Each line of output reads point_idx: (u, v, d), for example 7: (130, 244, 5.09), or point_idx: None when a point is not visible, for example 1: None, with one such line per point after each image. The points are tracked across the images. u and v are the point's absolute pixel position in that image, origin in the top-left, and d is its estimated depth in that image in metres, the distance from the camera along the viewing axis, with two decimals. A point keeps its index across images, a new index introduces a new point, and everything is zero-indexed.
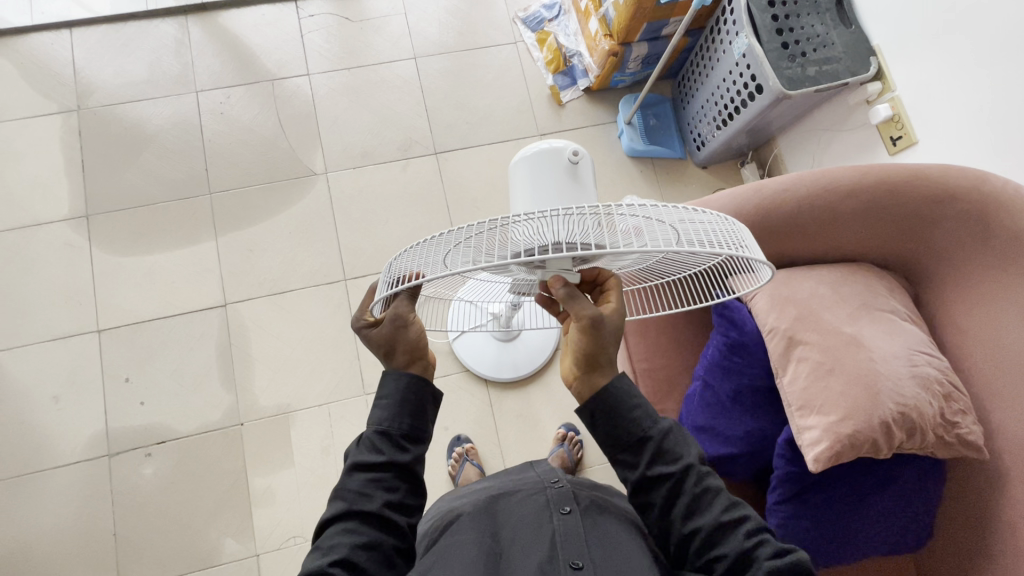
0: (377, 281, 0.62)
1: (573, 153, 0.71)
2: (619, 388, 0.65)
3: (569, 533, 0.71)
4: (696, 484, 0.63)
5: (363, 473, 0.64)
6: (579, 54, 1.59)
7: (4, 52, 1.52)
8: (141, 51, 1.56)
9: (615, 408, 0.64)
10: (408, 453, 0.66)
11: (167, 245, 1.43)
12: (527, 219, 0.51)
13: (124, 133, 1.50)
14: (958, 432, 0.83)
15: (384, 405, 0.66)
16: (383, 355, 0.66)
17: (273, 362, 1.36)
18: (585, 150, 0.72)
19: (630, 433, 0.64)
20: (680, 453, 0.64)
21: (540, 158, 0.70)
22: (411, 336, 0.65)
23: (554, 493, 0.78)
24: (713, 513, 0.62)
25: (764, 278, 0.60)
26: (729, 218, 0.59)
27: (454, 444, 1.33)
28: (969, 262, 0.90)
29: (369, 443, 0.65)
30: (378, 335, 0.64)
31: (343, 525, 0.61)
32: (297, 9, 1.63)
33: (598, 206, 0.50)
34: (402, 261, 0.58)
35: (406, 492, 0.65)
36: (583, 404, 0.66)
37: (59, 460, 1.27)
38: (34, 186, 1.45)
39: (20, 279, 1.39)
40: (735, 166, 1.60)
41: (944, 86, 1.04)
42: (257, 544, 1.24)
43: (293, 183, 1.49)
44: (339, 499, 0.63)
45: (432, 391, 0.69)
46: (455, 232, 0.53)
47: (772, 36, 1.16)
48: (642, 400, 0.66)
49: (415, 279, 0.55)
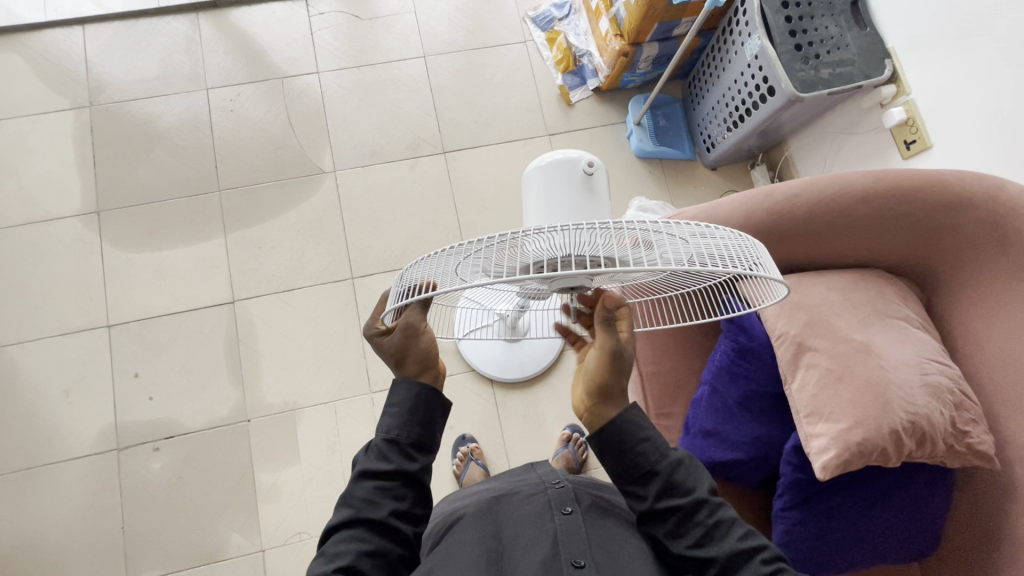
0: (388, 291, 0.62)
1: (587, 164, 0.75)
2: (630, 420, 0.66)
3: (571, 532, 0.70)
4: (708, 515, 0.64)
5: (371, 480, 0.64)
6: (590, 53, 1.58)
7: (18, 48, 1.53)
8: (153, 48, 1.57)
9: (623, 442, 0.66)
10: (416, 462, 0.66)
11: (176, 242, 1.44)
12: (539, 233, 0.51)
13: (136, 130, 1.51)
14: (969, 441, 0.82)
15: (394, 413, 0.66)
16: (394, 363, 0.66)
17: (281, 359, 1.37)
18: (602, 162, 0.76)
19: (639, 467, 0.66)
20: (690, 485, 0.65)
21: (556, 167, 0.75)
22: (422, 346, 0.65)
23: (555, 493, 0.77)
24: (728, 543, 0.63)
25: (782, 295, 0.60)
26: (744, 235, 0.59)
27: (459, 444, 1.34)
28: (984, 270, 0.89)
29: (377, 451, 0.65)
30: (390, 343, 0.64)
31: (349, 532, 0.61)
32: (308, 7, 1.63)
33: (609, 221, 0.50)
34: (414, 271, 0.58)
35: (412, 500, 0.65)
36: (594, 433, 0.67)
37: (69, 454, 1.29)
38: (47, 181, 1.46)
39: (32, 273, 1.40)
40: (745, 167, 1.59)
41: (961, 90, 1.02)
42: (263, 539, 1.24)
43: (302, 180, 1.50)
44: (346, 505, 0.63)
45: (442, 401, 0.69)
46: (466, 244, 0.53)
47: (785, 37, 1.14)
48: (652, 432, 0.67)
49: (428, 289, 0.55)
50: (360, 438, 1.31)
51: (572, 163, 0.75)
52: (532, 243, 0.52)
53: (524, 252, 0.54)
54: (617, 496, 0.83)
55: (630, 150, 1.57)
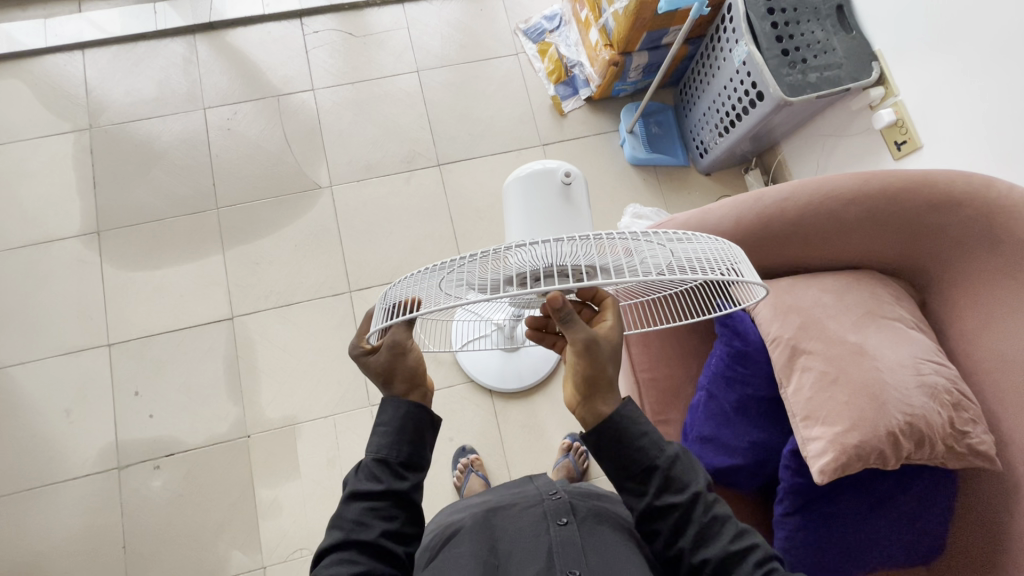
0: (374, 308, 0.62)
1: (565, 174, 0.83)
2: (625, 417, 0.64)
3: (567, 545, 0.70)
4: (704, 514, 0.62)
5: (361, 501, 0.63)
6: (580, 64, 1.60)
7: (20, 74, 1.56)
8: (151, 70, 1.59)
9: (623, 437, 0.64)
10: (406, 481, 0.66)
11: (175, 260, 1.46)
12: (523, 247, 0.51)
13: (135, 151, 1.53)
14: (969, 442, 0.81)
15: (383, 432, 0.66)
16: (382, 382, 0.67)
17: (280, 374, 1.37)
18: (578, 172, 0.84)
19: (636, 462, 0.64)
20: (687, 482, 0.64)
21: (535, 176, 0.84)
22: (409, 364, 0.66)
23: (551, 504, 0.77)
24: (722, 542, 0.61)
25: (763, 296, 0.61)
26: (722, 241, 0.60)
27: (459, 456, 1.33)
28: (976, 269, 0.89)
29: (367, 472, 0.65)
30: (375, 362, 0.64)
31: (340, 554, 0.61)
32: (303, 26, 1.66)
33: (592, 234, 0.51)
34: (402, 288, 0.59)
35: (403, 520, 0.64)
36: (591, 430, 0.65)
37: (69, 474, 1.29)
38: (48, 203, 1.48)
39: (33, 293, 1.42)
40: (739, 172, 1.60)
41: (950, 90, 1.03)
42: (264, 556, 1.24)
43: (299, 196, 1.51)
44: (337, 528, 0.62)
45: (430, 418, 0.69)
46: (451, 259, 0.54)
47: (772, 43, 1.15)
48: (649, 428, 0.65)
49: (413, 307, 0.55)
50: (358, 452, 1.31)
51: (552, 173, 0.84)
52: (515, 257, 0.53)
53: (507, 264, 0.54)
54: (615, 504, 0.82)
55: (624, 158, 1.58)
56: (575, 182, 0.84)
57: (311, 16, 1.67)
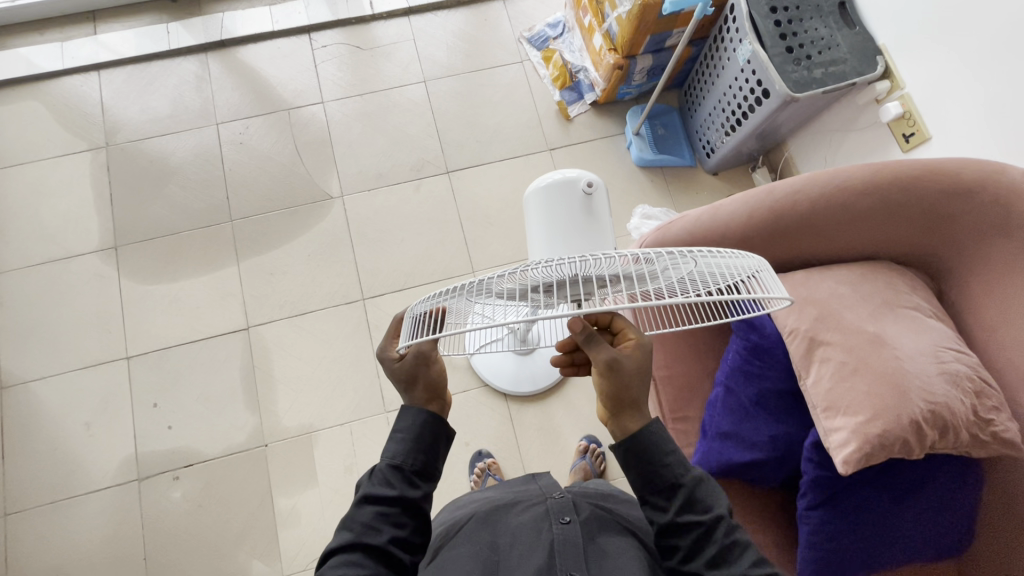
0: (404, 314, 0.65)
1: (587, 184, 0.96)
2: (655, 435, 0.65)
3: (568, 543, 0.70)
4: (726, 535, 0.63)
5: (373, 505, 0.63)
6: (585, 70, 1.62)
7: (39, 96, 1.60)
8: (165, 88, 1.63)
9: (651, 453, 0.65)
10: (418, 490, 0.66)
11: (190, 274, 1.48)
12: (543, 266, 0.52)
13: (150, 166, 1.56)
14: (994, 430, 0.80)
15: (400, 439, 0.67)
16: (403, 388, 0.67)
17: (295, 383, 1.38)
18: (599, 184, 0.96)
19: (662, 478, 0.65)
20: (710, 504, 0.65)
21: (561, 187, 0.97)
22: (432, 374, 0.67)
23: (554, 503, 0.77)
24: (742, 566, 0.61)
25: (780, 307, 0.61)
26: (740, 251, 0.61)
27: (476, 460, 1.33)
28: (993, 256, 0.89)
29: (381, 476, 0.65)
30: (401, 368, 0.65)
31: (347, 556, 0.60)
32: (311, 41, 1.69)
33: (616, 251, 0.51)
34: (427, 300, 0.61)
35: (411, 529, 0.64)
36: (620, 444, 0.66)
37: (91, 486, 1.30)
38: (67, 220, 1.51)
39: (52, 309, 1.44)
40: (746, 170, 1.61)
41: (953, 82, 1.04)
42: (283, 565, 1.24)
43: (311, 207, 1.53)
44: (346, 529, 0.62)
45: (446, 430, 0.69)
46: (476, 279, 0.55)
47: (776, 41, 1.16)
48: (677, 446, 0.66)
49: (439, 314, 0.58)
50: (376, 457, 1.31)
51: (575, 182, 0.97)
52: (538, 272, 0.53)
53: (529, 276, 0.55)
54: (623, 506, 0.82)
55: (631, 161, 1.60)
56: (596, 191, 0.97)
57: (319, 31, 1.70)
